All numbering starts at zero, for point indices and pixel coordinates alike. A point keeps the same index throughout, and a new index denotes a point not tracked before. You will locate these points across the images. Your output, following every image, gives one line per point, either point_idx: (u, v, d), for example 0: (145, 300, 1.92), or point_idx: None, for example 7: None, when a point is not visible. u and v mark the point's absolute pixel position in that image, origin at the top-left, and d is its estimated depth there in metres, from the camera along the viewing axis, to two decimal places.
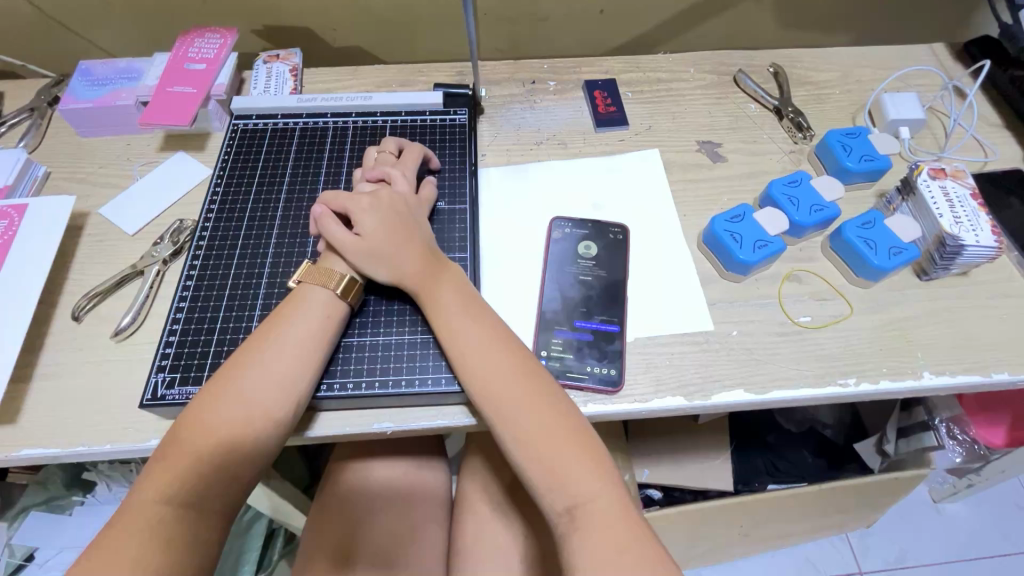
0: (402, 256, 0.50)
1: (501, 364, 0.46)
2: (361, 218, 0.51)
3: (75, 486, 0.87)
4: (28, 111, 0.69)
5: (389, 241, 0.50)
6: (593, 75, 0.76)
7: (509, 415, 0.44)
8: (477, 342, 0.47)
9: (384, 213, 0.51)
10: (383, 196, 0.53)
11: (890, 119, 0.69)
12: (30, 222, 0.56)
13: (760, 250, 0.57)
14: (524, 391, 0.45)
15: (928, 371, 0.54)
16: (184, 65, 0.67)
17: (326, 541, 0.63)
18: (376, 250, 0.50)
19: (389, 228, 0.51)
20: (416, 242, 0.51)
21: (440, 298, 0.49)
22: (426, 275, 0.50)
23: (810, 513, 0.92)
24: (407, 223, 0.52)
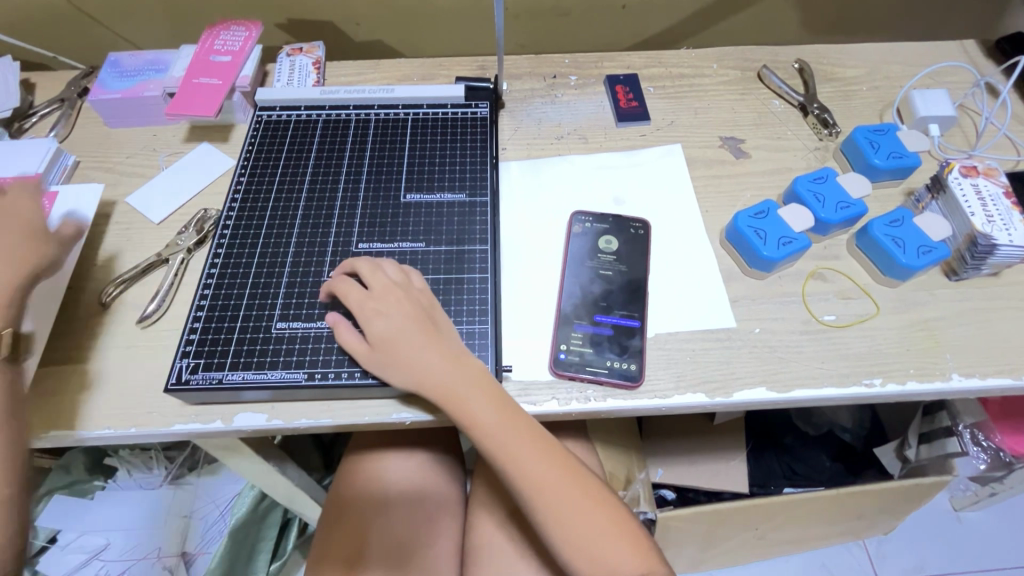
0: (419, 359, 0.46)
1: (534, 463, 0.47)
2: (372, 321, 0.48)
3: (97, 470, 0.91)
4: (59, 102, 0.71)
5: (404, 345, 0.47)
6: (614, 70, 0.75)
7: (559, 515, 0.47)
8: (510, 447, 0.46)
9: (401, 310, 0.48)
10: (394, 285, 0.49)
11: (920, 116, 0.68)
12: (60, 210, 0.57)
13: (785, 247, 0.56)
14: (558, 486, 0.47)
15: (958, 373, 0.53)
16: (210, 58, 0.68)
17: (342, 539, 0.63)
18: (393, 356, 0.47)
19: (403, 329, 0.47)
20: (438, 346, 0.47)
21: (470, 405, 0.46)
22: (454, 380, 0.46)
23: (828, 518, 0.90)
24: (423, 315, 0.48)
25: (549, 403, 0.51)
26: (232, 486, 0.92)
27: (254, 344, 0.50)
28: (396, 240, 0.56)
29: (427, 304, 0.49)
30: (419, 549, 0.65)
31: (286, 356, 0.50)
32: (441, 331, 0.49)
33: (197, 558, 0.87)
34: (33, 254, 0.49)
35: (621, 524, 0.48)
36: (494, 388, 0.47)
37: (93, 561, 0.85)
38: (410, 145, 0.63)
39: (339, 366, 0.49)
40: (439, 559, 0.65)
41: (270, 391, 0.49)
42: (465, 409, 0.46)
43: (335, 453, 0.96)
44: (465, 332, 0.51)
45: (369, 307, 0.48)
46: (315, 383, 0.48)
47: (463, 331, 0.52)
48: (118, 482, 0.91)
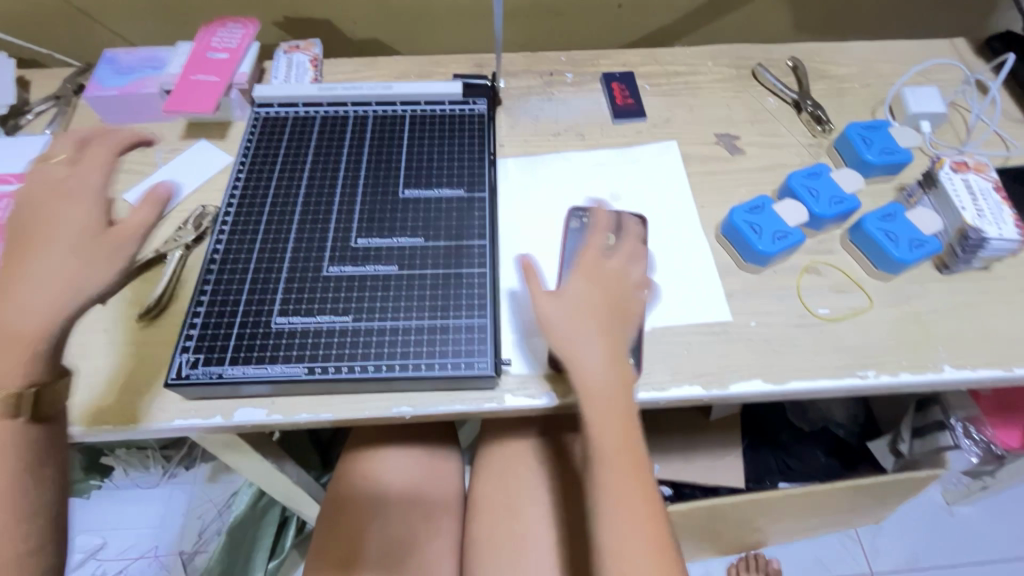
0: (588, 345, 0.47)
1: (639, 490, 0.44)
2: (568, 296, 0.48)
3: (92, 471, 0.89)
4: (55, 99, 0.70)
5: (585, 332, 0.47)
6: (610, 68, 0.76)
7: (627, 546, 0.42)
8: (615, 464, 0.45)
9: (596, 302, 0.48)
10: (612, 279, 0.50)
11: (911, 113, 0.69)
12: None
13: (779, 242, 0.57)
14: (649, 527, 0.43)
15: (949, 364, 0.54)
16: (207, 54, 0.68)
17: (341, 536, 0.64)
18: (572, 330, 0.47)
19: (593, 314, 0.48)
20: (611, 345, 0.48)
21: (614, 407, 0.46)
22: (614, 377, 0.47)
23: (824, 512, 0.91)
24: (614, 312, 0.49)
25: (548, 396, 0.51)
26: (229, 486, 0.91)
27: (254, 339, 0.50)
28: (395, 235, 0.57)
29: (630, 307, 0.50)
30: (418, 546, 0.66)
31: (287, 350, 0.50)
32: (622, 333, 0.49)
33: (192, 558, 0.86)
34: (87, 283, 0.42)
35: None
36: (628, 404, 0.47)
37: (89, 560, 0.85)
38: (408, 142, 0.64)
39: (340, 360, 0.49)
40: (438, 554, 0.66)
41: (270, 385, 0.49)
42: (597, 408, 0.46)
43: (332, 451, 0.96)
44: (464, 326, 0.52)
45: (572, 285, 0.49)
46: (316, 377, 0.49)
47: (462, 325, 0.52)
48: (114, 481, 0.90)
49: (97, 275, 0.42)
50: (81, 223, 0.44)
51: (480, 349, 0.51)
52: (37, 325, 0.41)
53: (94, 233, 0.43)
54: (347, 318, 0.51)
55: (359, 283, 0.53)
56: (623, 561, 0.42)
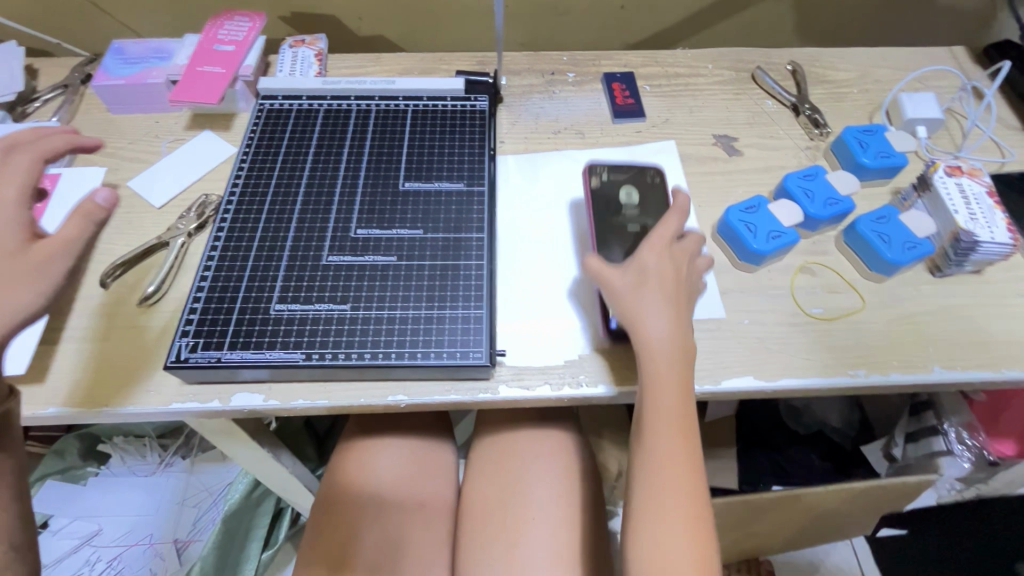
0: (650, 319, 0.48)
1: (678, 461, 0.45)
2: (642, 267, 0.50)
3: (91, 457, 0.91)
4: (62, 88, 0.71)
5: (650, 307, 0.48)
6: (612, 68, 0.77)
7: (660, 510, 0.44)
8: (670, 427, 0.46)
9: (663, 279, 0.49)
10: (679, 258, 0.51)
11: (908, 118, 0.70)
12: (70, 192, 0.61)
13: (773, 241, 0.58)
14: (684, 493, 0.44)
15: (939, 365, 0.54)
16: (214, 47, 0.69)
17: (335, 528, 0.64)
18: (640, 296, 0.49)
19: (660, 291, 0.49)
20: (679, 313, 0.49)
21: (667, 373, 0.47)
22: (671, 350, 0.47)
23: (817, 515, 0.92)
24: (682, 290, 0.50)
25: (542, 388, 0.52)
26: (225, 475, 0.91)
27: (254, 325, 0.51)
28: (396, 227, 0.57)
29: (692, 289, 0.51)
30: (411, 538, 0.66)
31: (285, 337, 0.50)
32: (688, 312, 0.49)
33: (187, 546, 0.86)
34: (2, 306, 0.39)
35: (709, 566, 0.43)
36: (688, 373, 0.48)
37: (84, 546, 0.85)
38: (410, 136, 0.64)
39: (337, 348, 0.50)
40: (431, 546, 0.67)
41: (268, 371, 0.49)
42: (656, 370, 0.47)
43: (329, 444, 0.96)
44: (460, 317, 0.52)
45: (642, 262, 0.50)
46: (313, 363, 0.49)
47: (458, 315, 0.52)
48: (111, 467, 0.91)
49: (18, 295, 0.39)
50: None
51: (475, 339, 0.51)
52: None
53: (16, 250, 0.40)
54: (345, 307, 0.52)
55: (358, 272, 0.54)
56: (654, 521, 0.44)
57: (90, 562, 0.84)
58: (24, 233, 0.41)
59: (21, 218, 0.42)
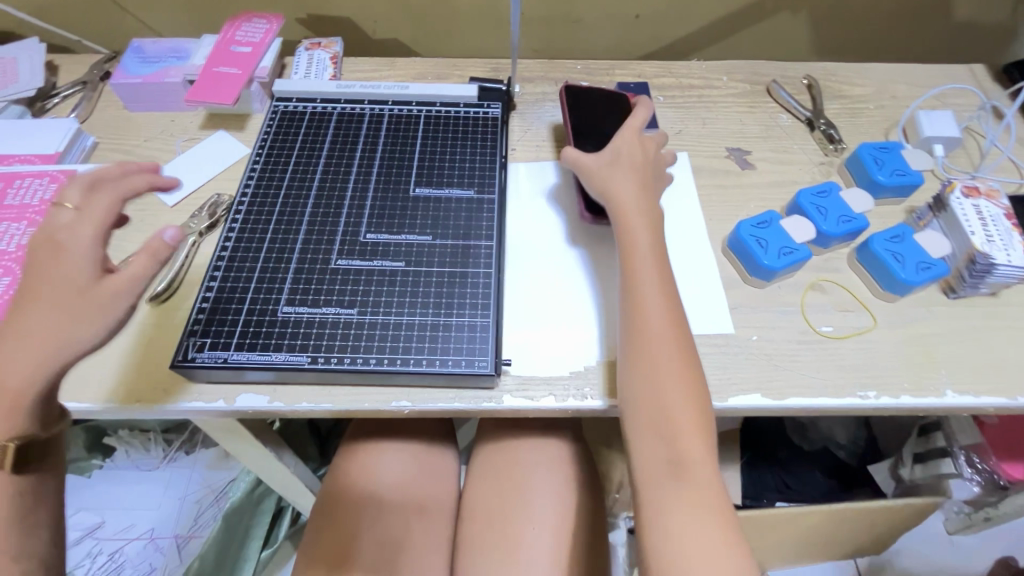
0: (617, 184, 0.55)
1: (659, 311, 0.48)
2: (611, 151, 0.57)
3: (96, 450, 0.91)
4: (82, 85, 0.72)
5: (617, 174, 0.55)
6: (625, 78, 0.76)
7: (655, 368, 0.46)
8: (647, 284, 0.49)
9: (631, 157, 0.56)
10: (646, 144, 0.58)
11: (925, 136, 0.69)
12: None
13: (785, 257, 0.57)
14: (670, 342, 0.47)
15: (952, 389, 0.54)
16: (231, 48, 0.69)
17: (334, 531, 0.64)
18: (612, 172, 0.56)
19: (626, 163, 0.56)
20: (646, 186, 0.55)
21: (641, 234, 0.52)
22: (641, 205, 0.53)
23: (821, 534, 0.90)
24: (648, 168, 0.56)
25: (547, 399, 0.51)
26: (226, 472, 0.91)
27: (261, 326, 0.51)
28: (404, 231, 0.57)
29: (660, 173, 0.57)
30: (410, 543, 0.65)
31: (292, 338, 0.51)
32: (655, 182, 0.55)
33: (187, 542, 0.86)
34: (73, 340, 0.39)
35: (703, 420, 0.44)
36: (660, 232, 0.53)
37: (86, 539, 0.85)
38: (422, 141, 0.65)
39: (343, 351, 0.50)
40: (429, 552, 0.66)
41: (273, 373, 0.49)
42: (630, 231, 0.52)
43: (332, 444, 0.96)
44: (467, 324, 0.52)
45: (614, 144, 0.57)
46: (319, 366, 0.49)
47: (465, 323, 0.52)
48: (115, 461, 0.91)
49: (82, 339, 0.39)
50: (72, 278, 0.40)
51: (481, 348, 0.51)
52: (21, 383, 0.39)
53: (81, 294, 0.40)
54: (352, 310, 0.52)
55: (366, 275, 0.54)
56: (644, 370, 0.46)
57: (92, 555, 0.85)
58: (96, 270, 0.41)
59: (96, 252, 0.41)
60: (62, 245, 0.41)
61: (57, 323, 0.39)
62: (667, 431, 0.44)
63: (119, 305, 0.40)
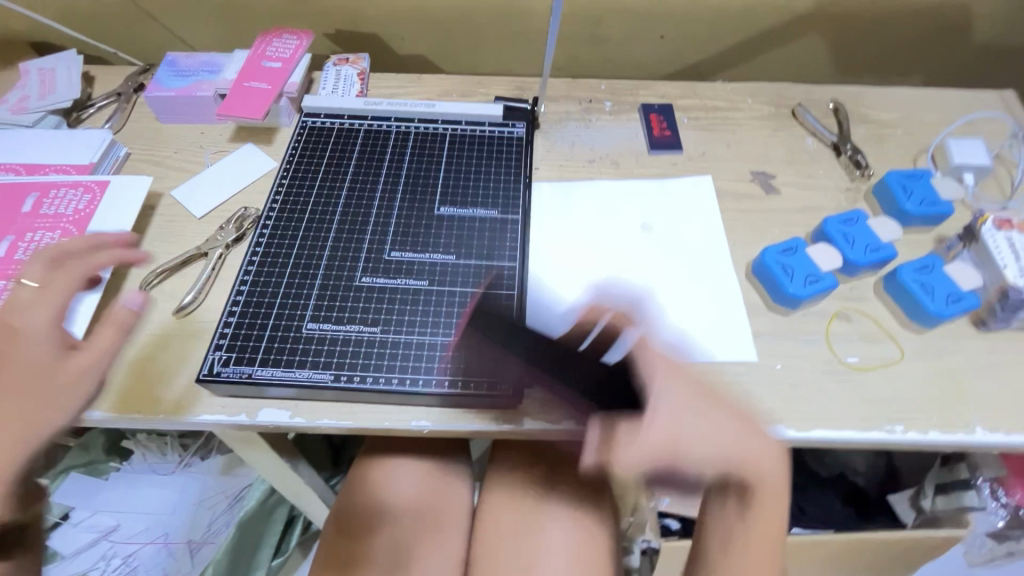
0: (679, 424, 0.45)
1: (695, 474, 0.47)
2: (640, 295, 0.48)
3: (114, 452, 0.92)
4: (116, 96, 0.74)
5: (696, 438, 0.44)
6: (650, 99, 0.76)
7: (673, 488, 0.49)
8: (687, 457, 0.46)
9: (687, 379, 0.47)
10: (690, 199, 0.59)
11: (954, 164, 0.68)
12: (115, 196, 0.61)
13: (811, 286, 0.57)
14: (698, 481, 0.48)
15: (981, 426, 0.52)
16: (262, 63, 0.71)
17: (343, 550, 0.64)
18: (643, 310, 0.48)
19: (704, 423, 0.45)
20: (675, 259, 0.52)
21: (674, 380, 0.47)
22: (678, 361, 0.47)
23: (838, 563, 0.89)
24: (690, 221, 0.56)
25: (567, 423, 0.51)
26: (241, 479, 0.92)
27: (284, 343, 0.52)
28: (427, 250, 0.58)
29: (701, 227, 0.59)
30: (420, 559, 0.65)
31: (315, 356, 0.51)
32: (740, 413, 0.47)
33: (201, 547, 0.87)
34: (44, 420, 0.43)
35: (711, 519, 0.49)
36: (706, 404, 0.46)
37: (102, 541, 0.86)
38: (447, 160, 0.65)
39: (365, 370, 0.50)
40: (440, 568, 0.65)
41: (295, 390, 0.50)
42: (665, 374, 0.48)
43: (345, 454, 0.97)
44: (489, 346, 0.52)
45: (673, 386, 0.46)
46: (341, 384, 0.50)
47: (486, 344, 0.52)
48: (132, 464, 0.92)
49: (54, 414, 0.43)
50: (33, 361, 0.44)
51: (502, 370, 0.51)
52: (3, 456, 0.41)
53: (46, 369, 0.44)
54: (375, 329, 0.52)
55: (389, 294, 0.55)
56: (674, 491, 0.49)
57: (107, 557, 0.85)
58: (58, 347, 0.45)
59: (52, 334, 0.46)
60: (18, 331, 0.45)
61: (22, 403, 0.42)
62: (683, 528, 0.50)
63: (84, 381, 0.45)
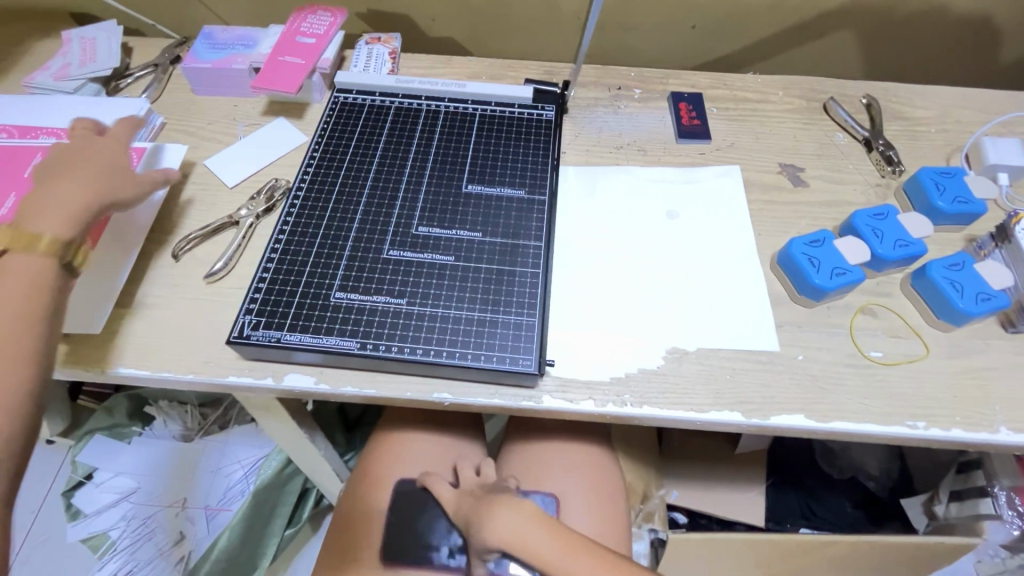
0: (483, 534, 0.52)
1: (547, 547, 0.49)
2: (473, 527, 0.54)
3: (136, 417, 0.95)
4: (153, 67, 0.75)
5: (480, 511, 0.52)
6: (679, 88, 0.76)
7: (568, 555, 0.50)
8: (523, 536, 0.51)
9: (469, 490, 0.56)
10: None
11: (989, 163, 0.67)
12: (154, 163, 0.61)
13: (838, 278, 0.56)
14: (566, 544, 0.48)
15: (1005, 427, 0.52)
16: (296, 38, 0.71)
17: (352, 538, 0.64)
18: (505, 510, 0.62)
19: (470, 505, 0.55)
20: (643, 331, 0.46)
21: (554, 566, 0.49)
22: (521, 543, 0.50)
23: (845, 565, 0.89)
24: None
25: (586, 403, 0.51)
26: (256, 449, 0.93)
27: (313, 310, 0.53)
28: (454, 227, 0.58)
29: None
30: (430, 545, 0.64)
31: (342, 324, 0.52)
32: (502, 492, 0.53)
33: (216, 514, 0.89)
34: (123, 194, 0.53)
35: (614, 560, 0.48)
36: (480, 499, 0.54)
37: (122, 502, 0.89)
38: (476, 140, 0.65)
39: (391, 340, 0.51)
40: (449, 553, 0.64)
41: (321, 356, 0.51)
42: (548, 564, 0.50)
43: (358, 431, 0.98)
44: (512, 323, 0.53)
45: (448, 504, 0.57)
46: (367, 352, 0.50)
47: (511, 321, 0.53)
48: (153, 429, 0.94)
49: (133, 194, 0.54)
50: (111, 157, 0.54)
51: (525, 347, 0.52)
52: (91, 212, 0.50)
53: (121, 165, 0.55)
54: (401, 301, 0.53)
55: (416, 269, 0.55)
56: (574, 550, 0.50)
57: (126, 518, 0.89)
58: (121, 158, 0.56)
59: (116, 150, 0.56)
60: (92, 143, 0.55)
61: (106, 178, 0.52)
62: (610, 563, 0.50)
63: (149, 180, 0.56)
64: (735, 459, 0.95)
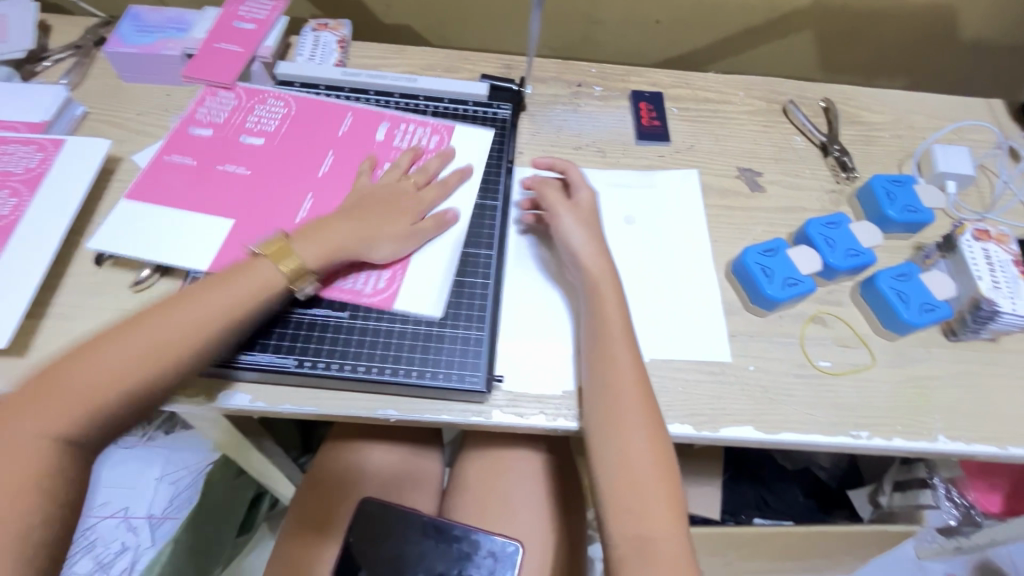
0: (576, 236, 0.55)
1: (632, 424, 0.47)
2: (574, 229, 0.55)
3: None
4: (74, 49, 0.69)
5: (571, 221, 0.56)
6: (640, 86, 0.74)
7: (609, 447, 0.47)
8: (615, 426, 0.47)
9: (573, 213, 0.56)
10: (584, 205, 0.57)
11: (939, 171, 0.68)
12: (460, 146, 0.62)
13: (789, 288, 0.56)
14: (654, 453, 0.46)
15: (944, 435, 0.53)
16: (233, 23, 0.66)
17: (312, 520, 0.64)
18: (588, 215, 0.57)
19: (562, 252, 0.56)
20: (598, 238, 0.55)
21: (628, 446, 0.46)
22: (601, 268, 0.53)
23: (794, 554, 0.91)
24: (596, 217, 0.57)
25: (537, 417, 0.50)
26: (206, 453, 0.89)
27: None
28: None
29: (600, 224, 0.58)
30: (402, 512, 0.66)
31: (278, 339, 0.50)
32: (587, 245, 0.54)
33: (161, 523, 0.84)
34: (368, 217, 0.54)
35: (663, 465, 0.46)
36: (612, 283, 0.53)
37: None
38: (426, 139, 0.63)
39: (331, 356, 0.49)
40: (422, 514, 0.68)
41: (256, 373, 0.48)
42: (621, 435, 0.47)
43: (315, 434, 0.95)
44: (460, 337, 0.51)
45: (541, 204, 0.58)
46: (305, 370, 0.48)
47: (459, 335, 0.51)
48: None
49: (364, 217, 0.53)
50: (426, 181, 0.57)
51: (473, 363, 0.50)
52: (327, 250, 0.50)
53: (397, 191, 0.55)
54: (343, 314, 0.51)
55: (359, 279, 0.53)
56: (620, 431, 0.47)
57: None
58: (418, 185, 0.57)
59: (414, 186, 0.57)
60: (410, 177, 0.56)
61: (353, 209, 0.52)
62: (639, 489, 0.46)
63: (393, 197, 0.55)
64: (692, 455, 0.96)
